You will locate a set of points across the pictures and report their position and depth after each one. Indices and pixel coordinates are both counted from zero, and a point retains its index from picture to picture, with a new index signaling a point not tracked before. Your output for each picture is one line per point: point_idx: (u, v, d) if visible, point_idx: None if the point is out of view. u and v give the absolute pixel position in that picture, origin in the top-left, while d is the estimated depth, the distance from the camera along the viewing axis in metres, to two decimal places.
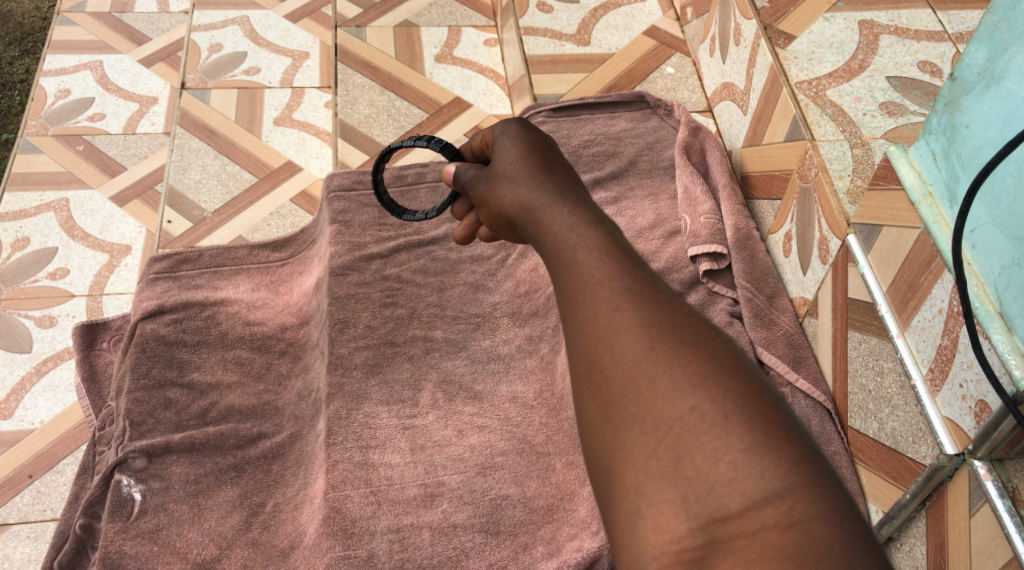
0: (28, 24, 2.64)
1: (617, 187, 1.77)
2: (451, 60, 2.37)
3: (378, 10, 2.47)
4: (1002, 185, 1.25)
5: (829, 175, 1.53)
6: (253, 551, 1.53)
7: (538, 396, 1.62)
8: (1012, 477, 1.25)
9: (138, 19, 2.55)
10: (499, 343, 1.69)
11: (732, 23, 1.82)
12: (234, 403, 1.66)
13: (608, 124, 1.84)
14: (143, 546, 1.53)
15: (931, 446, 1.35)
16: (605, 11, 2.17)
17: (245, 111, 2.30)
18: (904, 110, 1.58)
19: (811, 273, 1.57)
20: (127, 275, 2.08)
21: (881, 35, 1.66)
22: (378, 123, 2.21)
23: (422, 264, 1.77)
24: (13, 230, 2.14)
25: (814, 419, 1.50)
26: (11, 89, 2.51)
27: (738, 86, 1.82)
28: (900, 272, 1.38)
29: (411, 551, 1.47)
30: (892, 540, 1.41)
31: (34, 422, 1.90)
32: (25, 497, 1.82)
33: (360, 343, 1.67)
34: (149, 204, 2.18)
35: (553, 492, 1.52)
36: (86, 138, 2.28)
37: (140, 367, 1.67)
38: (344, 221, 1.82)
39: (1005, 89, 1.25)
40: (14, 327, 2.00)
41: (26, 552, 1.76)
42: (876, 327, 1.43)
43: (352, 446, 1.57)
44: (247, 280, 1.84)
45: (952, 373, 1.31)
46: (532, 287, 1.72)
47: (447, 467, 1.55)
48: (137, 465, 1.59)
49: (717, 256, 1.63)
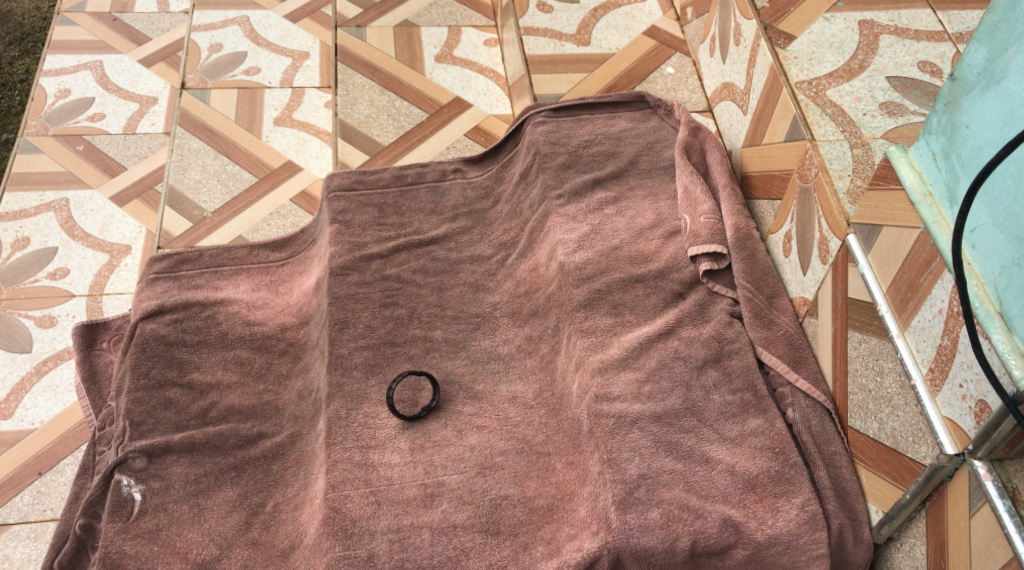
0: (27, 24, 2.63)
1: (617, 187, 1.77)
2: (451, 60, 2.37)
3: (378, 11, 2.47)
4: (1002, 185, 1.25)
5: (829, 175, 1.53)
6: (253, 551, 1.53)
7: (538, 396, 1.63)
8: (1012, 477, 1.25)
9: (137, 19, 2.55)
10: (499, 343, 1.70)
11: (732, 23, 1.82)
12: (234, 403, 1.66)
13: (608, 124, 1.84)
14: (143, 546, 1.53)
15: (932, 446, 1.35)
16: (605, 11, 2.17)
17: (245, 111, 2.30)
18: (904, 110, 1.58)
19: (811, 273, 1.57)
20: (127, 275, 2.08)
21: (881, 35, 1.67)
22: (378, 123, 2.21)
23: (422, 264, 1.76)
24: (13, 230, 2.14)
25: (814, 419, 1.50)
26: (11, 89, 2.50)
27: (738, 86, 1.82)
28: (899, 272, 1.38)
29: (411, 551, 1.47)
30: (892, 540, 1.42)
31: (34, 422, 1.90)
32: (25, 497, 1.82)
33: (360, 343, 1.67)
34: (149, 204, 2.18)
35: (553, 492, 1.51)
36: (86, 138, 2.29)
37: (140, 367, 1.67)
38: (344, 221, 1.81)
39: (1005, 89, 1.25)
40: (14, 327, 2.00)
41: (26, 552, 1.76)
42: (876, 327, 1.43)
43: (352, 446, 1.57)
44: (247, 280, 1.84)
45: (953, 373, 1.31)
46: (532, 287, 1.72)
47: (447, 467, 1.55)
48: (137, 465, 1.59)
49: (718, 257, 1.63)
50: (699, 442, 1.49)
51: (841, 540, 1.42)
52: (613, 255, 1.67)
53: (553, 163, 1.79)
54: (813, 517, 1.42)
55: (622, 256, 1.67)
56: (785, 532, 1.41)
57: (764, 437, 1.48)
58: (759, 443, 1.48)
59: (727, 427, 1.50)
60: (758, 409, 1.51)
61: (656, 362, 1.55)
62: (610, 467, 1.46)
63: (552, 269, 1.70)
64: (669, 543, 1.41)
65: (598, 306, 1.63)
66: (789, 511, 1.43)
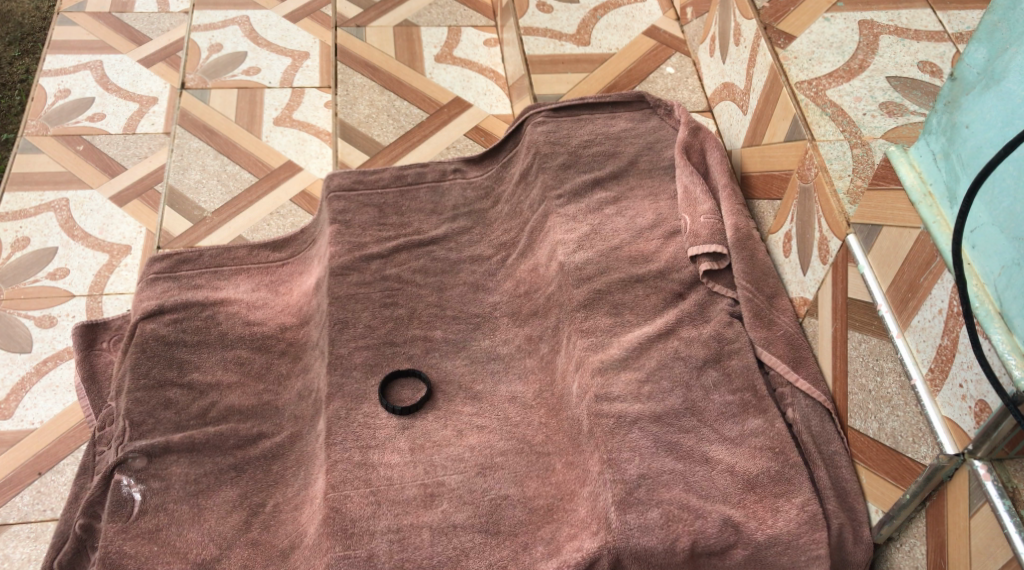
0: (27, 24, 2.63)
1: (617, 187, 1.77)
2: (451, 60, 2.37)
3: (378, 11, 2.47)
4: (1002, 185, 1.25)
5: (829, 175, 1.53)
6: (253, 551, 1.53)
7: (537, 396, 1.63)
8: (1012, 477, 1.25)
9: (138, 19, 2.55)
10: (499, 343, 1.70)
11: (732, 23, 1.82)
12: (234, 404, 1.66)
13: (608, 124, 1.83)
14: (143, 546, 1.52)
15: (931, 446, 1.35)
16: (605, 11, 2.17)
17: (245, 111, 2.30)
18: (904, 110, 1.58)
19: (811, 273, 1.56)
20: (127, 275, 2.07)
21: (881, 35, 1.68)
22: (378, 123, 2.21)
23: (422, 264, 1.77)
24: (13, 230, 2.14)
25: (814, 419, 1.50)
26: (11, 89, 2.50)
27: (738, 86, 1.82)
28: (899, 272, 1.38)
29: (411, 551, 1.46)
30: (892, 540, 1.42)
31: (34, 422, 1.90)
32: (25, 497, 1.82)
33: (360, 343, 1.67)
34: (149, 204, 2.18)
35: (553, 492, 1.51)
36: (87, 138, 2.29)
37: (140, 367, 1.67)
38: (344, 221, 1.81)
39: (1005, 89, 1.25)
40: (14, 327, 2.00)
41: (26, 552, 1.76)
42: (876, 327, 1.43)
43: (352, 446, 1.57)
44: (247, 280, 1.84)
45: (952, 373, 1.31)
46: (532, 287, 1.72)
47: (447, 467, 1.55)
48: (137, 465, 1.59)
49: (718, 257, 1.62)
50: (698, 442, 1.49)
51: (841, 540, 1.42)
52: (613, 255, 1.67)
53: (553, 163, 1.79)
54: (813, 517, 1.42)
55: (622, 256, 1.67)
56: (785, 532, 1.41)
57: (764, 437, 1.48)
58: (758, 443, 1.48)
59: (726, 427, 1.50)
60: (759, 409, 1.51)
61: (656, 362, 1.55)
62: (610, 468, 1.46)
63: (552, 269, 1.70)
64: (669, 544, 1.41)
65: (598, 306, 1.63)
66: (789, 511, 1.42)
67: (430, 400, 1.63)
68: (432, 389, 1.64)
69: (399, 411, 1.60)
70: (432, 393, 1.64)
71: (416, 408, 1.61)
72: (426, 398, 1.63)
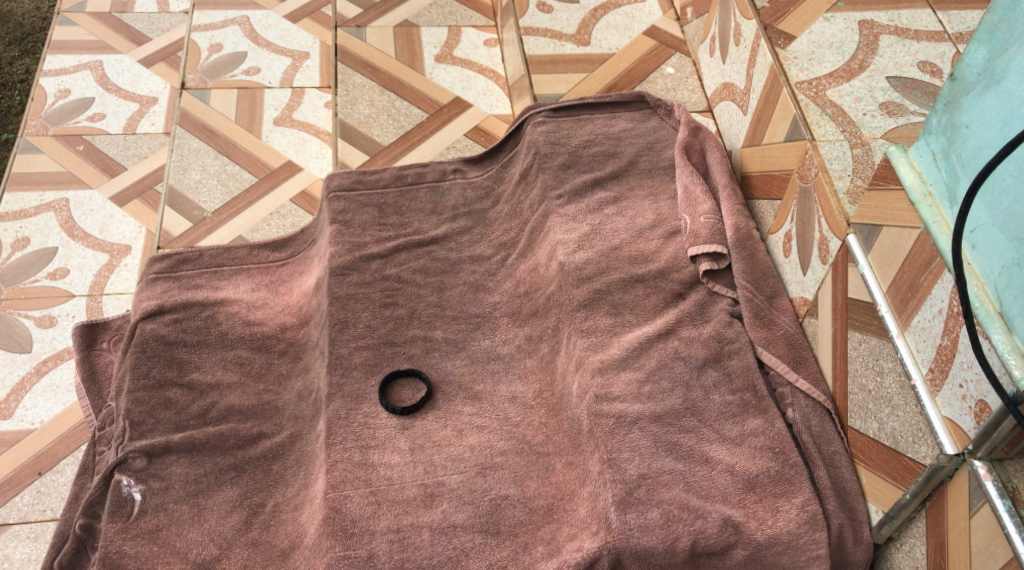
0: (27, 24, 2.63)
1: (617, 187, 1.77)
2: (451, 60, 2.37)
3: (378, 11, 2.47)
4: (1002, 185, 1.25)
5: (829, 175, 1.53)
6: (253, 552, 1.53)
7: (537, 396, 1.63)
8: (1012, 477, 1.25)
9: (138, 19, 2.55)
10: (499, 343, 1.70)
11: (732, 23, 1.82)
12: (234, 404, 1.66)
13: (608, 124, 1.84)
14: (143, 546, 1.52)
15: (931, 446, 1.35)
16: (605, 11, 2.17)
17: (246, 111, 2.30)
18: (904, 110, 1.58)
19: (811, 273, 1.56)
20: (127, 275, 2.07)
21: (881, 35, 1.68)
22: (378, 123, 2.21)
23: (422, 264, 1.77)
24: (13, 230, 2.14)
25: (815, 419, 1.50)
26: (11, 89, 2.50)
27: (738, 86, 1.82)
28: (899, 272, 1.38)
29: (411, 551, 1.46)
30: (892, 540, 1.42)
31: (34, 422, 1.90)
32: (25, 497, 1.81)
33: (360, 343, 1.67)
34: (149, 204, 2.18)
35: (553, 492, 1.51)
36: (87, 138, 2.29)
37: (140, 368, 1.67)
38: (344, 221, 1.81)
39: (1005, 89, 1.25)
40: (14, 327, 2.00)
41: (26, 552, 1.76)
42: (876, 327, 1.43)
43: (352, 446, 1.57)
44: (247, 280, 1.84)
45: (952, 373, 1.31)
46: (532, 287, 1.72)
47: (447, 467, 1.55)
48: (137, 465, 1.59)
49: (718, 257, 1.62)
50: (698, 442, 1.49)
51: (841, 540, 1.42)
52: (613, 255, 1.67)
53: (553, 163, 1.79)
54: (812, 517, 1.42)
55: (622, 256, 1.67)
56: (785, 532, 1.41)
57: (764, 437, 1.48)
58: (759, 443, 1.48)
59: (726, 427, 1.50)
60: (759, 409, 1.51)
61: (655, 362, 1.55)
62: (610, 468, 1.46)
63: (552, 269, 1.70)
64: (669, 544, 1.41)
65: (597, 306, 1.63)
66: (789, 511, 1.42)
67: (429, 400, 1.63)
68: (432, 389, 1.64)
69: (399, 411, 1.60)
70: (432, 393, 1.64)
71: (416, 408, 1.61)
72: (426, 398, 1.63)
